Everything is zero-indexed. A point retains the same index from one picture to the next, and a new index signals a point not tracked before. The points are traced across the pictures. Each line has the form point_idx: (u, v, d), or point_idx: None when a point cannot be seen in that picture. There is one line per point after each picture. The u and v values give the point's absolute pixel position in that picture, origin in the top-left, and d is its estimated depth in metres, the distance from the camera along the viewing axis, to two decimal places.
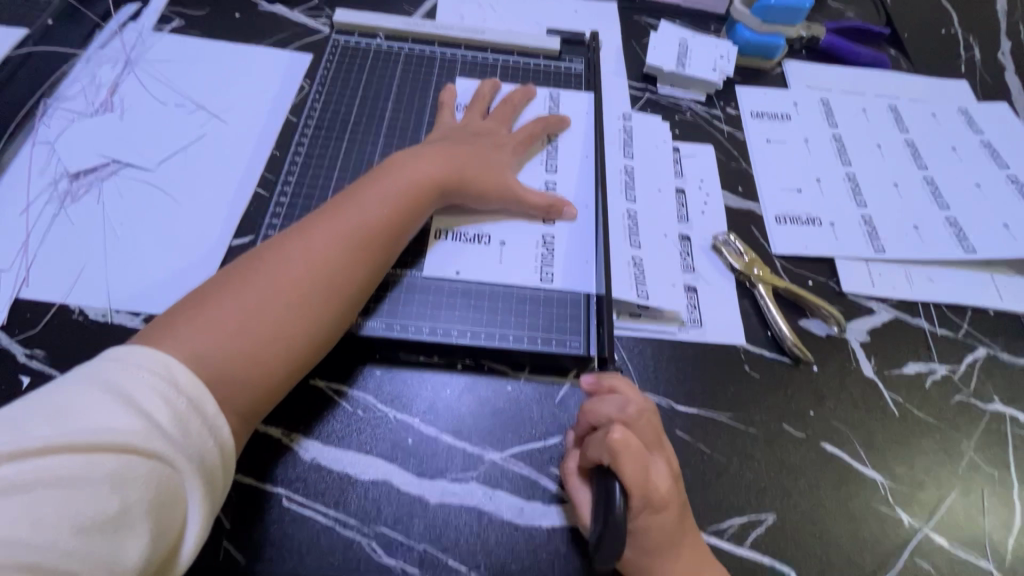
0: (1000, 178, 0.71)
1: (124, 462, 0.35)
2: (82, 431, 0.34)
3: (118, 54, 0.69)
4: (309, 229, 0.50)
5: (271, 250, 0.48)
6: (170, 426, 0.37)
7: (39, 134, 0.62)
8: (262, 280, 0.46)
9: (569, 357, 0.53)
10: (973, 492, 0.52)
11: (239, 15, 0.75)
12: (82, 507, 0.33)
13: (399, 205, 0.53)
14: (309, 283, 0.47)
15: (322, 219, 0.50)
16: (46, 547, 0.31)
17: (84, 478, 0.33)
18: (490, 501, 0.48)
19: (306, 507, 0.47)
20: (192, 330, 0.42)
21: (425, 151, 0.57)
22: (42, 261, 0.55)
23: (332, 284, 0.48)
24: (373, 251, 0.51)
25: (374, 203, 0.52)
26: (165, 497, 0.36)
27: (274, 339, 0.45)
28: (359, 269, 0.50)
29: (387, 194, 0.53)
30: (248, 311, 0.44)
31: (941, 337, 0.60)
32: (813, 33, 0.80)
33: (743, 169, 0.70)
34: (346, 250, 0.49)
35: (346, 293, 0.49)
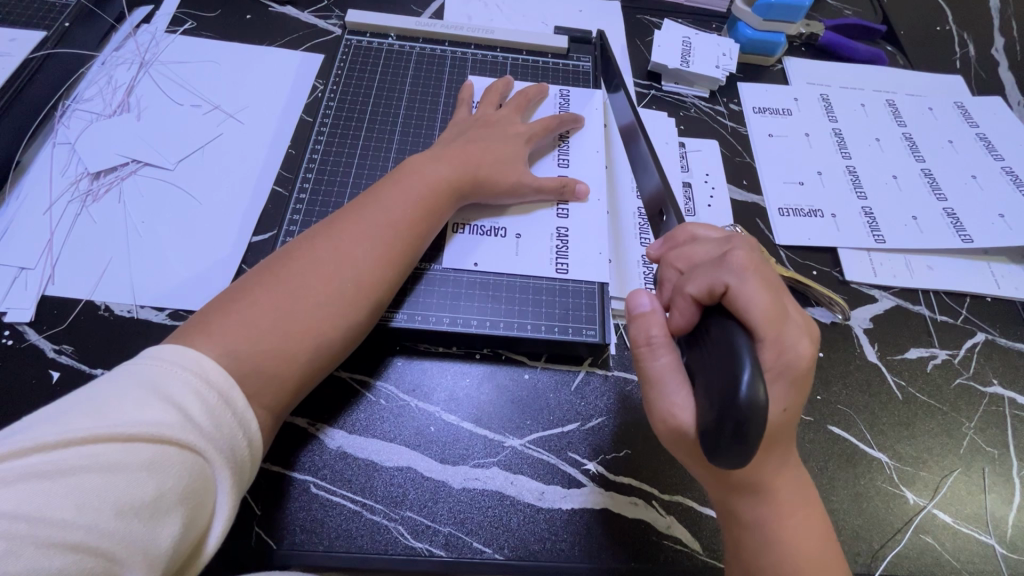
0: (996, 170, 0.73)
1: (161, 451, 0.35)
2: (120, 422, 0.35)
3: (133, 55, 0.70)
4: (335, 230, 0.51)
5: (299, 249, 0.50)
6: (203, 419, 0.38)
7: (58, 135, 0.63)
8: (292, 279, 0.47)
9: (585, 345, 0.55)
10: (974, 471, 0.55)
11: (251, 16, 0.76)
12: (125, 490, 0.34)
13: (421, 207, 0.54)
14: (336, 281, 0.48)
15: (348, 219, 0.52)
16: (91, 526, 0.32)
17: (124, 464, 0.34)
18: (512, 486, 0.50)
19: (334, 493, 0.48)
20: (223, 326, 0.44)
21: (447, 153, 0.58)
22: (66, 259, 0.56)
23: (358, 284, 0.49)
24: (397, 252, 0.52)
25: (398, 204, 0.53)
26: (198, 486, 0.37)
27: (302, 336, 0.46)
28: (384, 269, 0.51)
29: (409, 195, 0.54)
30: (279, 308, 0.46)
31: (941, 323, 0.62)
32: (812, 30, 0.82)
33: (747, 163, 0.72)
34: (370, 250, 0.50)
35: (372, 292, 0.50)
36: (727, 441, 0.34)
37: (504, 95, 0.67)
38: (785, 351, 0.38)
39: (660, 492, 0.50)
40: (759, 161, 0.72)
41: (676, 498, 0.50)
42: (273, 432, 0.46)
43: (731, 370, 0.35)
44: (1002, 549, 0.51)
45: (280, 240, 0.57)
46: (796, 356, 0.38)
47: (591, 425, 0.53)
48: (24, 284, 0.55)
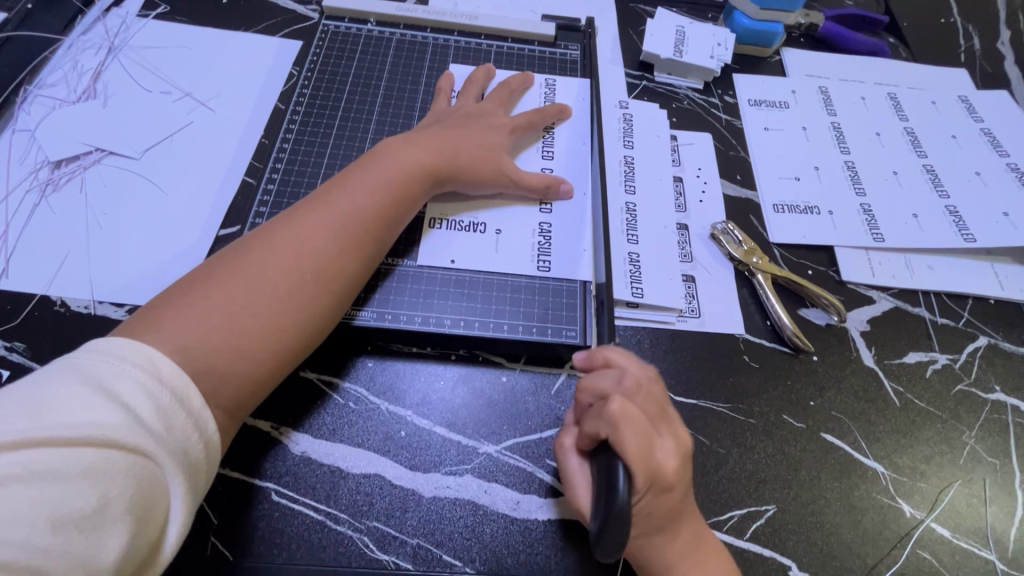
0: (1000, 167, 0.70)
1: (105, 455, 0.33)
2: (59, 425, 0.32)
3: (101, 40, 0.67)
4: (298, 218, 0.48)
5: (259, 240, 0.47)
6: (155, 419, 0.35)
7: (18, 122, 0.60)
8: (250, 270, 0.45)
9: (566, 346, 0.52)
10: (975, 483, 0.52)
11: (226, 1, 0.73)
12: (65, 500, 0.31)
13: (392, 193, 0.51)
14: (297, 272, 0.46)
15: (312, 206, 0.49)
16: (26, 541, 0.29)
17: (63, 472, 0.31)
18: (486, 495, 0.47)
19: (296, 502, 0.46)
20: (176, 322, 0.41)
21: (421, 139, 0.55)
22: (22, 251, 0.54)
23: (322, 274, 0.46)
24: (365, 241, 0.49)
25: (367, 190, 0.51)
26: (147, 492, 0.34)
27: (261, 331, 0.43)
28: (349, 258, 0.48)
29: (379, 181, 0.51)
30: (236, 302, 0.43)
31: (942, 326, 0.60)
32: (811, 20, 0.79)
33: (741, 157, 0.69)
34: (335, 240, 0.48)
35: (337, 284, 0.47)
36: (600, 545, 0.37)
37: (485, 86, 0.64)
38: (656, 483, 0.41)
39: None
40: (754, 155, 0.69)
41: None
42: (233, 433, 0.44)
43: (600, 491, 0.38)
44: (1003, 565, 0.48)
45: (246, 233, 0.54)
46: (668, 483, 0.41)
47: None
48: None
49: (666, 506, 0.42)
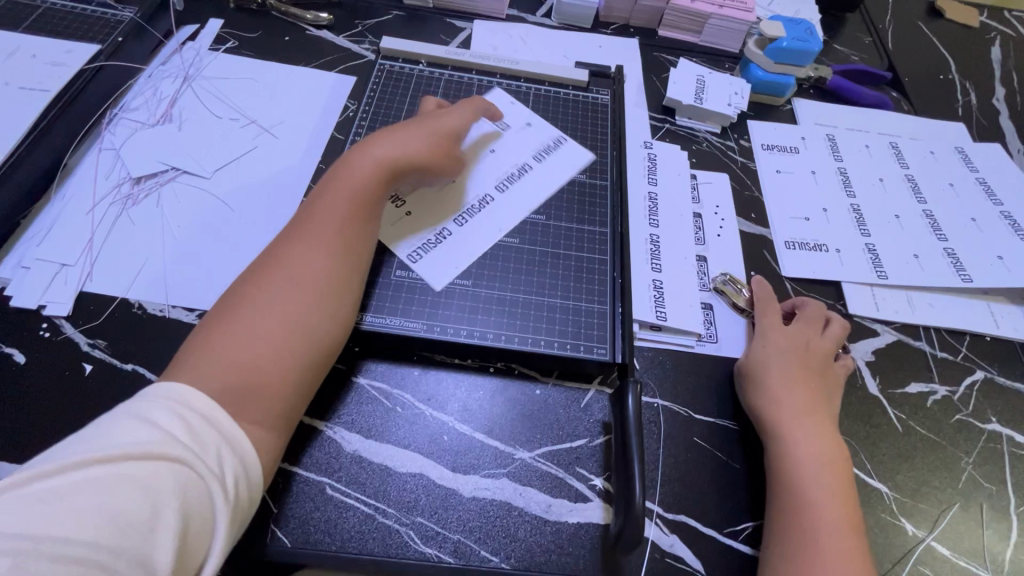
0: (995, 214, 0.75)
1: (152, 467, 0.36)
2: (116, 445, 0.37)
3: (178, 70, 0.74)
4: (288, 247, 0.52)
5: (259, 273, 0.51)
6: (190, 436, 0.39)
7: (104, 141, 0.67)
8: (253, 300, 0.48)
9: (596, 363, 0.57)
10: (973, 506, 0.56)
11: (289, 38, 0.81)
12: (118, 508, 0.34)
13: (360, 200, 0.56)
14: (291, 289, 0.49)
15: (299, 230, 0.54)
16: (88, 544, 0.33)
17: (119, 482, 0.35)
18: (521, 497, 0.51)
19: (348, 496, 0.50)
20: (199, 363, 0.44)
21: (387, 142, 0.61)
22: (104, 258, 0.59)
23: (324, 285, 0.51)
24: (343, 247, 0.53)
25: (341, 206, 0.55)
26: (191, 504, 0.37)
27: (276, 349, 0.47)
28: (334, 266, 0.52)
29: (351, 194, 0.56)
30: (241, 329, 0.47)
31: (941, 359, 0.64)
32: (820, 73, 0.87)
33: (756, 197, 0.75)
34: (328, 255, 0.52)
35: (326, 289, 0.51)
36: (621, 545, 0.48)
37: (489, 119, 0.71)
38: (790, 397, 0.54)
39: (663, 511, 0.52)
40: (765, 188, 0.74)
41: (679, 517, 0.51)
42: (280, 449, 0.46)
43: (625, 503, 0.48)
44: None
45: None
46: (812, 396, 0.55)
47: (599, 441, 0.54)
48: (64, 280, 0.57)
49: (778, 417, 0.53)
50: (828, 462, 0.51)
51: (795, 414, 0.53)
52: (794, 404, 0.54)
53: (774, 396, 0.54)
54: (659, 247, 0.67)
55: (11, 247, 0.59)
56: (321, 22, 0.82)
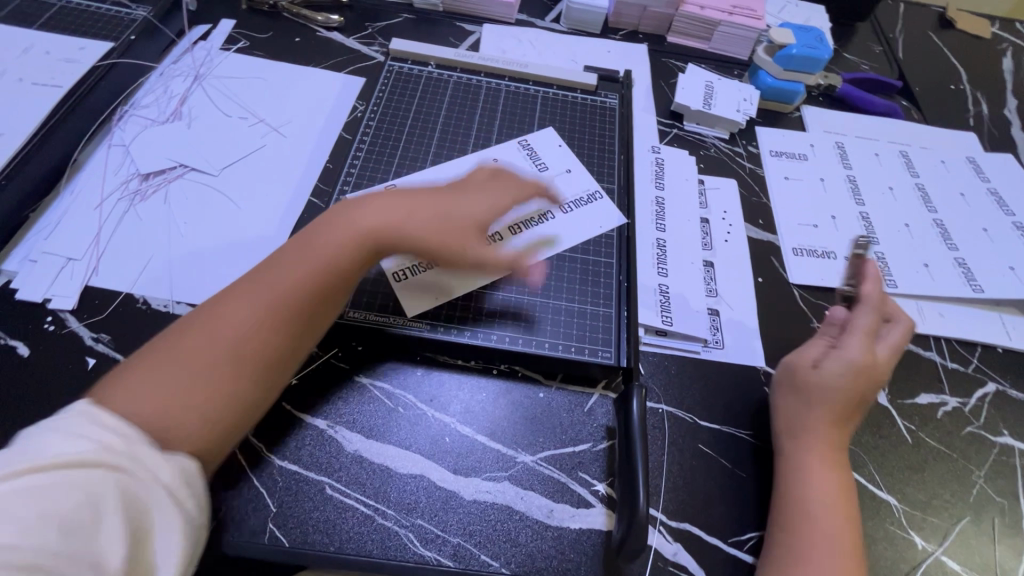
0: (1007, 225, 0.74)
1: (89, 475, 0.34)
2: (44, 453, 0.34)
3: (189, 69, 0.75)
4: (236, 298, 0.48)
5: (202, 316, 0.47)
6: (127, 443, 0.37)
7: (114, 137, 0.67)
8: (177, 350, 0.44)
9: (600, 367, 0.56)
10: (984, 520, 0.54)
11: (299, 39, 0.81)
12: (57, 511, 0.33)
13: (329, 262, 0.51)
14: (218, 350, 0.45)
15: (254, 283, 0.49)
16: (29, 552, 0.31)
17: (56, 489, 0.33)
18: (522, 501, 0.50)
19: (347, 496, 0.49)
20: (121, 394, 0.41)
21: (388, 202, 0.56)
22: (111, 253, 0.59)
23: (252, 356, 0.46)
24: (285, 316, 0.48)
25: (308, 263, 0.51)
26: (134, 506, 0.35)
27: (196, 408, 0.43)
28: (274, 335, 0.47)
29: (319, 255, 0.51)
30: (151, 383, 0.42)
31: (952, 370, 0.63)
32: (830, 82, 0.87)
33: (763, 203, 0.74)
34: (265, 321, 0.47)
35: (259, 356, 0.47)
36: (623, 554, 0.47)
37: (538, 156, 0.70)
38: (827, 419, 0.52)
39: (667, 518, 0.51)
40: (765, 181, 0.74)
41: (683, 525, 0.51)
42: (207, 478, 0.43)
43: (628, 509, 0.47)
44: None
45: None
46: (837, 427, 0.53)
47: (602, 446, 0.54)
48: (70, 274, 0.57)
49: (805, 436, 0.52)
50: (839, 488, 0.49)
51: (818, 435, 0.52)
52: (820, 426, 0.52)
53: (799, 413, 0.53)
54: (666, 252, 0.67)
55: (19, 240, 0.59)
56: (331, 23, 0.83)
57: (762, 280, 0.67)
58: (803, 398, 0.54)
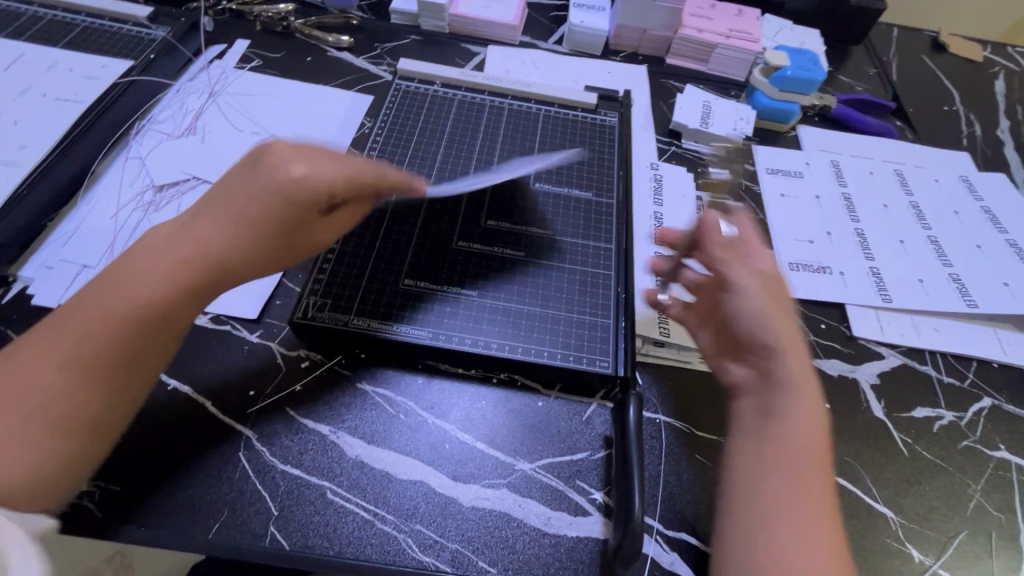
0: (1000, 242, 0.76)
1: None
2: None
3: (204, 86, 0.78)
4: (67, 325, 0.42)
5: (39, 351, 0.41)
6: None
7: (131, 151, 0.70)
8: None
9: (598, 376, 0.57)
10: (981, 534, 0.54)
11: (311, 58, 0.84)
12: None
13: (144, 299, 0.43)
14: (14, 415, 0.39)
15: (69, 324, 0.42)
16: None
17: None
18: (520, 508, 0.51)
19: (348, 501, 0.50)
20: None
21: (199, 215, 0.46)
22: None
23: (97, 373, 0.42)
24: (104, 367, 0.42)
25: (119, 299, 0.42)
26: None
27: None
28: (81, 386, 0.41)
29: (134, 283, 0.43)
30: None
31: (948, 385, 0.64)
32: (824, 103, 0.89)
33: (760, 219, 0.76)
34: (105, 342, 0.42)
35: (75, 422, 0.41)
36: (619, 561, 0.47)
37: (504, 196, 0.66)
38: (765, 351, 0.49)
39: (664, 528, 0.51)
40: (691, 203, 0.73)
41: (680, 535, 0.51)
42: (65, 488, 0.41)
43: (623, 516, 0.48)
44: None
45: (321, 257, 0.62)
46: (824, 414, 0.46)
47: (600, 455, 0.54)
48: (84, 281, 0.59)
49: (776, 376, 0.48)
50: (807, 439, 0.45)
51: (808, 443, 0.44)
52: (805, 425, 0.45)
53: (785, 414, 0.46)
54: None
55: (36, 248, 0.61)
56: (342, 44, 0.86)
57: None
58: (760, 356, 0.49)
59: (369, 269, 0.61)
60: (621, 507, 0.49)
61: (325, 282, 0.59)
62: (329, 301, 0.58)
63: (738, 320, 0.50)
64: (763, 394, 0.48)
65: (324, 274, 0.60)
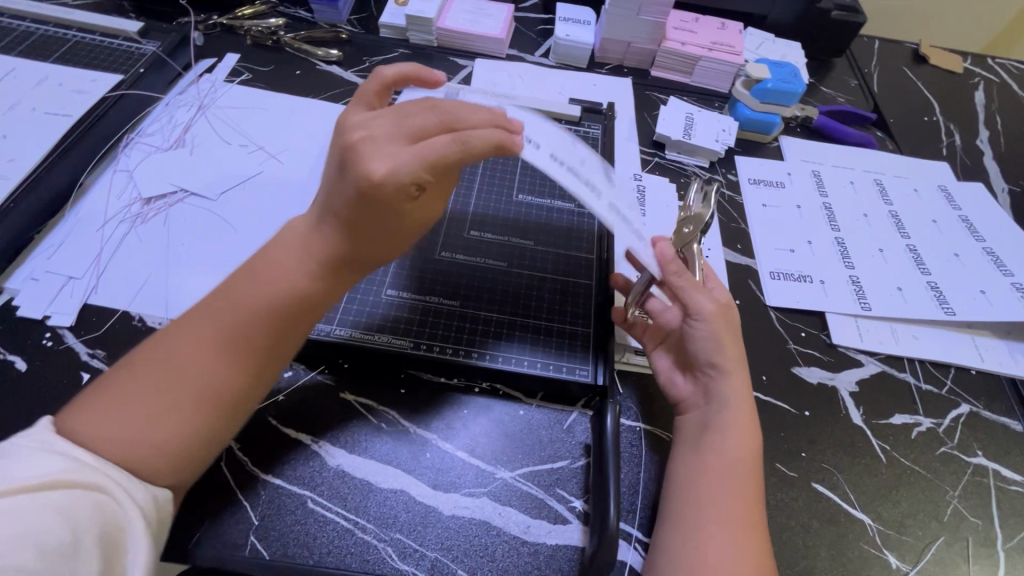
0: (978, 250, 0.77)
1: (69, 495, 0.37)
2: (30, 473, 0.36)
3: (193, 100, 0.79)
4: (228, 310, 0.46)
5: (206, 335, 0.46)
6: (93, 461, 0.39)
7: (119, 163, 0.71)
8: (150, 388, 0.43)
9: (579, 385, 0.58)
10: (958, 540, 0.55)
11: (300, 72, 0.86)
12: (40, 533, 0.34)
13: (295, 292, 0.48)
14: (188, 390, 0.44)
15: (222, 306, 0.47)
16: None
17: (37, 511, 0.35)
18: (500, 516, 0.51)
19: (329, 510, 0.50)
20: (110, 423, 0.42)
21: (323, 213, 0.49)
22: (110, 273, 0.62)
23: (264, 351, 0.47)
24: (259, 351, 0.47)
25: (273, 291, 0.47)
26: (110, 527, 0.37)
27: (172, 423, 0.43)
28: (245, 367, 0.46)
29: (283, 273, 0.48)
30: (145, 408, 0.43)
31: (926, 392, 0.65)
32: (806, 114, 0.90)
33: (742, 229, 0.77)
34: (269, 323, 0.47)
35: (235, 391, 0.46)
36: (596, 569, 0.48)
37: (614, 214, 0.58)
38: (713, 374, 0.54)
39: (643, 535, 0.52)
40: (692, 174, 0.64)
41: None
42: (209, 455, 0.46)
43: (600, 524, 0.48)
44: None
45: None
46: (755, 435, 0.52)
47: (580, 463, 0.55)
48: (70, 292, 0.60)
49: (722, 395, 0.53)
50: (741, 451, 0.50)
51: (738, 459, 0.50)
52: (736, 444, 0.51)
53: (716, 434, 0.52)
54: None
55: (22, 260, 0.61)
56: (331, 57, 0.88)
57: (739, 302, 0.69)
58: (706, 376, 0.55)
59: None
60: (598, 515, 0.49)
61: None
62: None
63: (693, 342, 0.55)
64: (705, 410, 0.54)
65: None
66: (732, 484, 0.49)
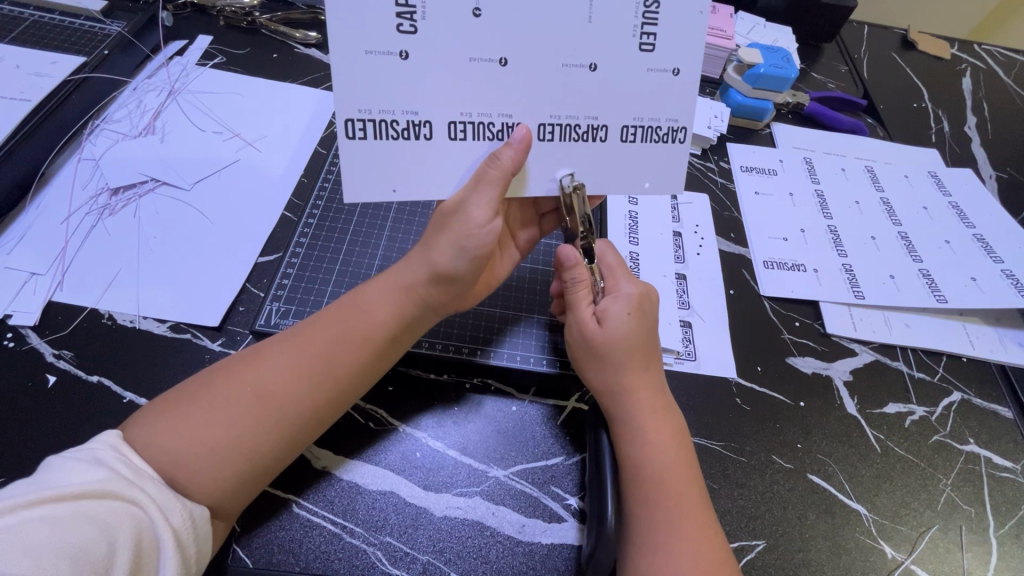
0: (968, 237, 0.77)
1: (106, 506, 0.36)
2: (71, 483, 0.36)
3: (164, 84, 0.75)
4: (307, 331, 0.49)
5: (274, 352, 0.47)
6: (133, 471, 0.39)
7: (84, 151, 0.67)
8: (214, 391, 0.44)
9: (573, 379, 0.57)
10: (952, 529, 0.55)
11: (276, 55, 0.82)
12: (73, 542, 0.34)
13: (370, 318, 0.49)
14: (251, 403, 0.44)
15: (306, 330, 0.49)
16: None
17: (70, 518, 0.35)
18: (493, 517, 0.50)
19: (316, 514, 0.48)
20: (166, 427, 0.42)
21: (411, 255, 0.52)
22: (77, 267, 0.58)
23: (331, 374, 0.47)
24: (334, 371, 0.47)
25: (356, 315, 0.49)
26: (142, 541, 0.37)
27: (225, 435, 0.43)
28: (311, 389, 0.46)
29: (365, 303, 0.50)
30: (199, 409, 0.43)
31: (919, 380, 0.64)
32: (797, 100, 0.89)
33: (735, 218, 0.76)
34: (341, 345, 0.48)
35: (295, 410, 0.46)
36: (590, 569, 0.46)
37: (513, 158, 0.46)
38: (624, 395, 0.50)
39: None
40: (537, 191, 0.50)
41: None
42: (252, 479, 0.44)
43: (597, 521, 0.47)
44: None
45: (285, 261, 0.60)
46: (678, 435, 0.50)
47: (574, 460, 0.53)
48: (33, 290, 0.56)
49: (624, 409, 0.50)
50: (673, 448, 0.49)
51: (666, 478, 0.47)
52: (665, 455, 0.48)
53: (641, 442, 0.48)
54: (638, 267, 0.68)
55: None
56: (310, 40, 0.84)
57: (733, 292, 0.68)
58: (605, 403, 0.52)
59: (332, 275, 0.60)
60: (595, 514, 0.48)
61: (288, 289, 0.59)
62: (293, 307, 0.58)
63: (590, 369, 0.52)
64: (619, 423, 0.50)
65: (287, 281, 0.59)
66: (665, 502, 0.46)
